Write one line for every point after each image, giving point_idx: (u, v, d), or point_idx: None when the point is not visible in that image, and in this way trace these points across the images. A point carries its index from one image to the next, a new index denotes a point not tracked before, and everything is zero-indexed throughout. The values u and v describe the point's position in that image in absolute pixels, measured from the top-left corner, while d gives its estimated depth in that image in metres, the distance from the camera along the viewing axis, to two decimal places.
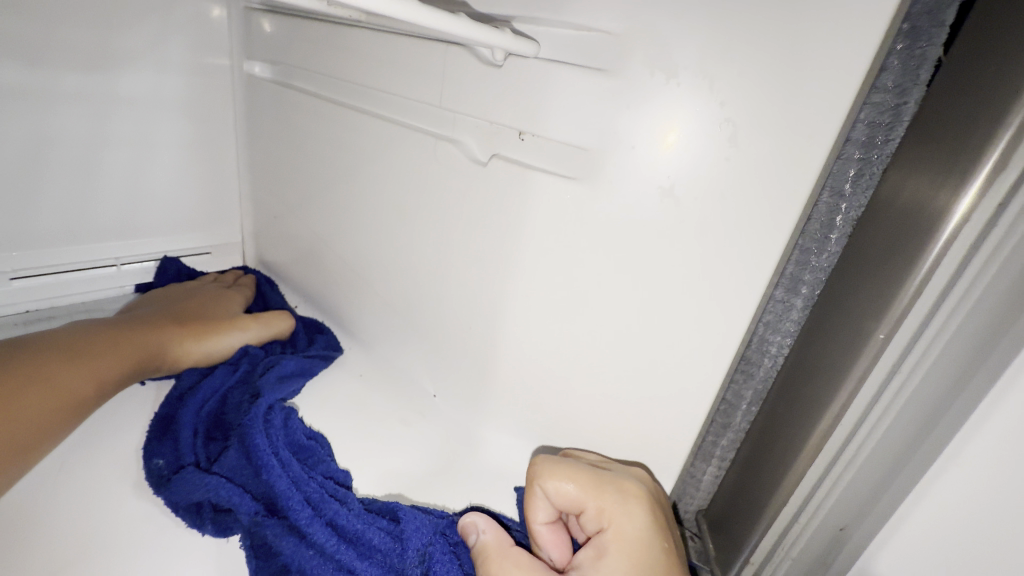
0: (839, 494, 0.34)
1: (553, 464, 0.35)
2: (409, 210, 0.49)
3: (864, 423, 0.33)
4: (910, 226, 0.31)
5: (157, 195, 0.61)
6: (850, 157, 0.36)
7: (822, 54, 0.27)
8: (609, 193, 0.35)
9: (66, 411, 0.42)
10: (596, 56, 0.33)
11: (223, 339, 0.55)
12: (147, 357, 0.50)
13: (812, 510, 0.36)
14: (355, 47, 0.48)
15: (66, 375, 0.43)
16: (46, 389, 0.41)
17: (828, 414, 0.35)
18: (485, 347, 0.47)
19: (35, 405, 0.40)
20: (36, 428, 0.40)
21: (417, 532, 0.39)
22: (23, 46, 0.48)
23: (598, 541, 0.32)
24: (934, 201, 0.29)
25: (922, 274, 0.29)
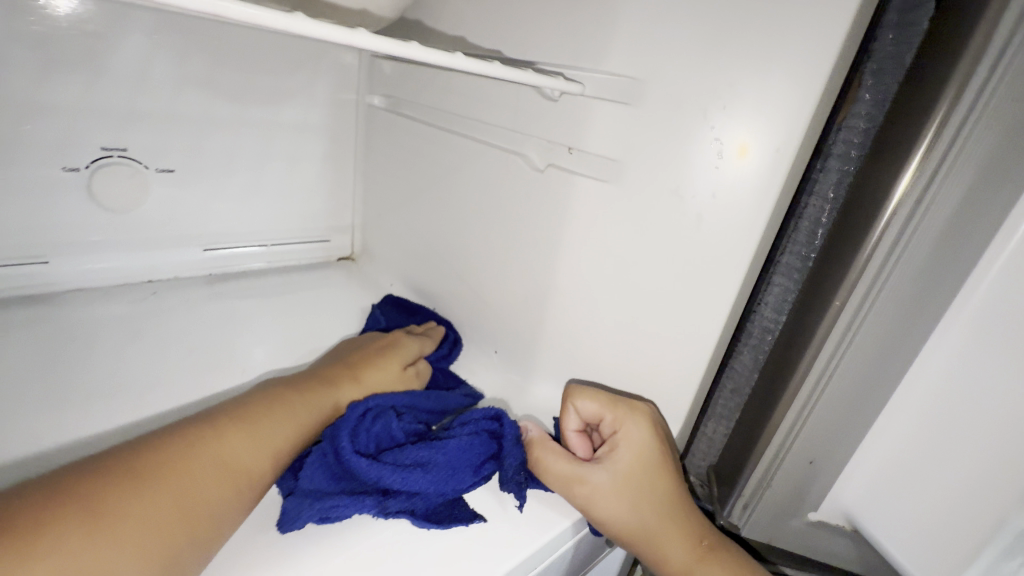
0: (807, 428, 0.44)
1: (581, 391, 0.47)
2: (484, 207, 0.63)
3: (825, 370, 0.42)
4: (859, 218, 0.40)
5: (298, 195, 0.81)
6: (831, 169, 0.46)
7: (783, 92, 0.38)
8: (633, 191, 0.48)
9: (244, 479, 0.40)
10: (625, 93, 0.46)
11: (375, 381, 0.56)
12: (321, 409, 0.50)
13: (787, 446, 0.45)
14: (451, 85, 0.65)
15: (241, 444, 0.41)
16: (189, 483, 0.37)
17: (801, 367, 0.44)
18: (536, 314, 0.60)
19: (179, 496, 0.36)
20: (226, 489, 0.38)
21: (511, 427, 0.48)
22: (231, 88, 0.68)
23: (612, 442, 0.45)
24: (875, 197, 0.39)
25: (865, 252, 0.39)
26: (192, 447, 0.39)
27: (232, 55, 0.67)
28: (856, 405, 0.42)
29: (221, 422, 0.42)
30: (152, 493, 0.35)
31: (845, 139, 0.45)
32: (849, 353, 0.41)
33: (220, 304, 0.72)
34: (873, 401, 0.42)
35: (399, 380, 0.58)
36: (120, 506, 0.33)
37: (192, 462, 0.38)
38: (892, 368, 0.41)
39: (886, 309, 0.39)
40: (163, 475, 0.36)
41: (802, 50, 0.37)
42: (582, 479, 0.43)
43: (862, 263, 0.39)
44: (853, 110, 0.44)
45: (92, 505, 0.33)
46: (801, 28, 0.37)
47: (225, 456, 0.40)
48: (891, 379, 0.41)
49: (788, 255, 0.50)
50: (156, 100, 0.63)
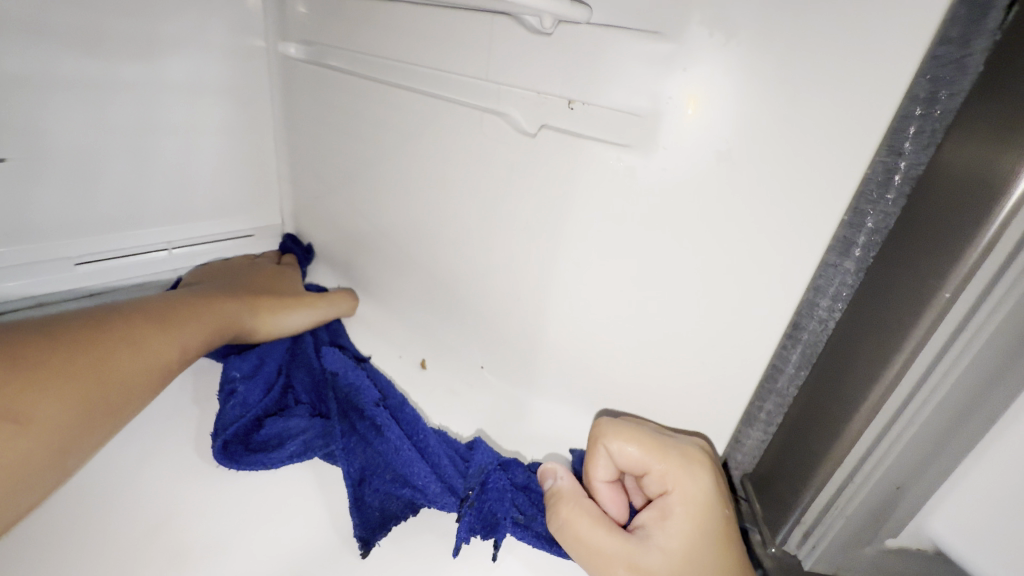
0: (894, 454, 0.35)
1: (623, 428, 0.35)
2: (453, 185, 0.49)
3: (928, 378, 0.33)
4: (982, 179, 0.30)
5: (202, 180, 0.63)
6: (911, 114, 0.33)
7: (898, 4, 0.26)
8: (664, 157, 0.35)
9: (151, 378, 0.47)
10: (652, 17, 0.33)
11: (286, 321, 0.60)
12: (225, 329, 0.55)
13: (865, 475, 0.37)
14: (391, 24, 0.48)
15: (121, 359, 0.45)
16: (103, 366, 0.44)
17: (889, 381, 0.34)
18: (532, 317, 0.48)
19: (127, 365, 0.45)
20: (91, 411, 0.42)
21: (484, 454, 0.46)
22: (78, 40, 0.50)
23: (661, 505, 0.33)
24: (1010, 150, 0.28)
25: (997, 227, 0.29)
26: (46, 370, 0.40)
27: None
28: (959, 423, 0.34)
29: (60, 340, 0.43)
30: (107, 365, 0.44)
31: (931, 72, 0.32)
32: (962, 363, 0.32)
33: None
34: (981, 416, 0.33)
35: (297, 319, 0.61)
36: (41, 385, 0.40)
37: (50, 371, 0.41)
38: (1012, 377, 0.32)
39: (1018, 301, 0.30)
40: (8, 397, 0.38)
41: None
42: (628, 562, 0.32)
43: (986, 248, 0.29)
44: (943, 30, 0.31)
45: (57, 392, 0.40)
46: None
47: (86, 374, 0.42)
48: (1006, 389, 0.32)
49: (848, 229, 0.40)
50: None
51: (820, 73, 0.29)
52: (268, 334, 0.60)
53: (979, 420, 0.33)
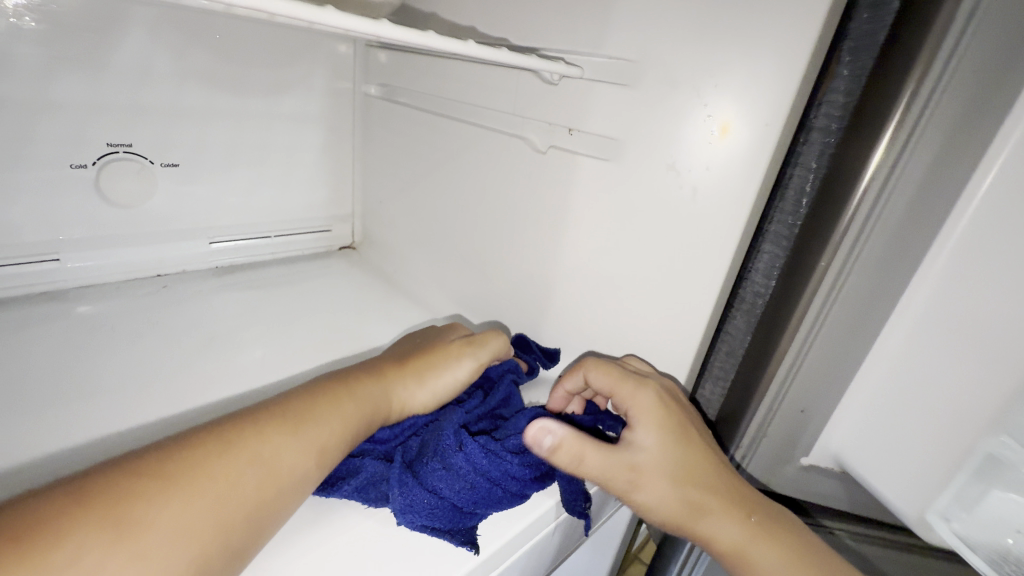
0: (797, 380, 0.48)
1: (603, 364, 0.52)
2: (487, 190, 0.66)
3: (813, 326, 0.46)
4: (841, 183, 0.44)
5: (299, 186, 0.82)
6: (813, 142, 0.49)
7: (772, 72, 0.42)
8: (631, 167, 0.51)
9: (291, 484, 0.39)
10: (623, 75, 0.49)
11: (445, 383, 0.54)
12: (372, 413, 0.48)
13: (779, 399, 0.50)
14: (448, 72, 0.66)
15: (288, 445, 0.41)
16: (258, 465, 0.38)
17: (789, 329, 0.48)
18: (542, 289, 0.64)
19: (283, 459, 0.40)
20: (257, 508, 0.37)
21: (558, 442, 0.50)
22: (233, 83, 0.69)
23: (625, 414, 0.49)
24: (853, 166, 0.43)
25: (848, 216, 0.43)
26: (226, 449, 0.38)
27: (231, 47, 0.67)
28: (840, 356, 0.47)
29: (272, 420, 0.42)
30: (239, 471, 0.37)
31: (826, 112, 0.48)
32: (833, 309, 0.45)
33: (230, 294, 0.74)
34: (855, 349, 0.46)
35: (461, 374, 0.55)
36: (195, 485, 0.35)
37: (252, 450, 0.39)
38: (872, 322, 0.45)
39: (868, 269, 0.43)
40: (212, 473, 0.36)
41: (788, 32, 0.40)
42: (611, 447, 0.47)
43: (843, 226, 0.43)
44: (834, 86, 0.47)
45: (235, 475, 0.37)
46: (786, 8, 0.40)
47: (266, 461, 0.39)
48: (868, 331, 0.45)
49: (778, 224, 0.53)
50: (157, 94, 0.64)
51: (728, 114, 0.44)
52: (413, 408, 0.52)
53: (854, 353, 0.46)
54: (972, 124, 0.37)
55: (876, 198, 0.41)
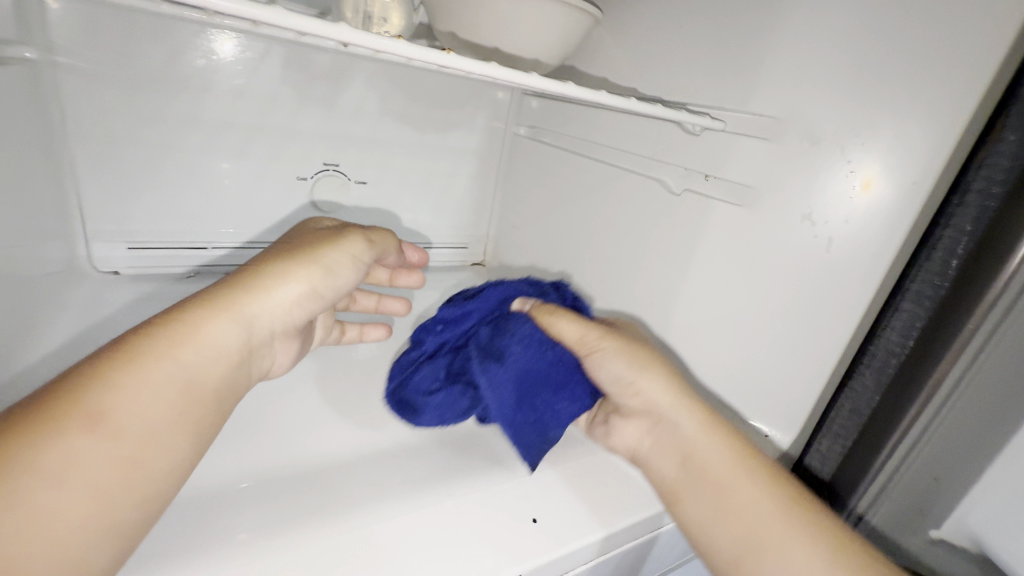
0: (923, 452, 0.47)
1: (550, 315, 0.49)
2: (617, 223, 0.72)
3: (954, 395, 0.44)
4: (991, 250, 0.40)
5: (449, 206, 0.96)
6: (973, 196, 0.42)
7: (927, 136, 0.43)
8: (764, 213, 0.54)
9: (185, 420, 0.35)
10: (766, 130, 0.53)
11: (340, 267, 0.46)
12: (251, 312, 0.41)
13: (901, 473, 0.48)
14: (593, 120, 0.75)
15: (159, 382, 0.34)
16: (118, 424, 0.32)
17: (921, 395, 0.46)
18: (659, 319, 0.67)
19: (152, 403, 0.34)
20: (124, 474, 0.31)
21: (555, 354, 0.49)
22: (416, 121, 0.85)
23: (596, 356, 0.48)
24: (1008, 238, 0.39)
25: (996, 288, 0.40)
26: (68, 417, 0.30)
27: (420, 93, 0.83)
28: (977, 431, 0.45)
29: (109, 364, 0.33)
30: (99, 433, 0.31)
31: (991, 166, 0.41)
32: (971, 385, 0.44)
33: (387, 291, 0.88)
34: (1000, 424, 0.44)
35: (340, 260, 0.46)
36: (35, 480, 0.28)
37: (91, 406, 0.31)
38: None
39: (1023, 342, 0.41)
40: (42, 453, 0.29)
41: (947, 99, 0.42)
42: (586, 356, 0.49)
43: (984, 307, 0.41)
44: (1005, 137, 0.40)
45: (85, 446, 0.30)
46: (943, 80, 0.42)
47: (122, 425, 0.32)
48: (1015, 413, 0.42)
49: (920, 281, 0.47)
50: (362, 128, 0.81)
51: (871, 170, 0.47)
52: (276, 312, 0.42)
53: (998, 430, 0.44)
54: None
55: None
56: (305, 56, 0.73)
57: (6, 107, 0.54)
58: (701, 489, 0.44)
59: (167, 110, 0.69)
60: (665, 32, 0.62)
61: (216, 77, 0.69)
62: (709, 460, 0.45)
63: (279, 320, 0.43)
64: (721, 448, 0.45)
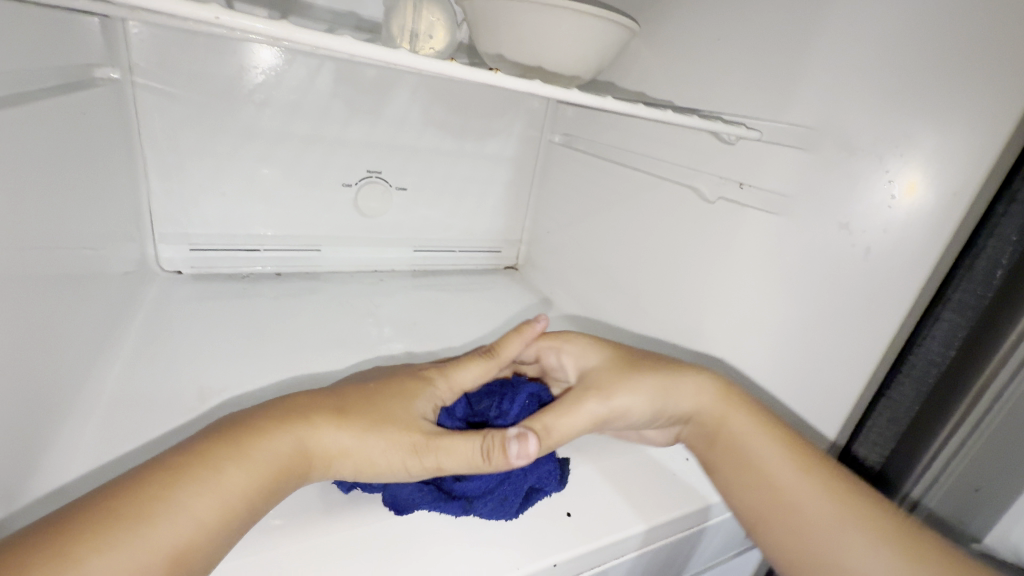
0: (964, 460, 0.47)
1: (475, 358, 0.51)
2: (649, 229, 0.73)
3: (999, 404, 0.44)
4: None
5: (484, 211, 0.99)
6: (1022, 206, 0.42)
7: (967, 147, 0.44)
8: (797, 222, 0.55)
9: (221, 543, 0.34)
10: (801, 140, 0.54)
11: (387, 459, 0.40)
12: (313, 454, 0.39)
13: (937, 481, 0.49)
14: (628, 128, 0.77)
15: (203, 500, 0.33)
16: (161, 537, 0.31)
17: (966, 404, 0.46)
18: (690, 325, 0.68)
19: (200, 516, 0.33)
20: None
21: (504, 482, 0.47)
22: (455, 129, 0.89)
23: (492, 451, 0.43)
24: None
25: None
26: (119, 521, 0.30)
27: (459, 103, 0.87)
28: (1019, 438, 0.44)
29: (174, 475, 0.34)
30: (138, 541, 0.30)
31: None
32: (1009, 396, 0.44)
33: (423, 292, 0.91)
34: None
35: (395, 460, 0.40)
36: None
37: (154, 515, 0.31)
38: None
39: None
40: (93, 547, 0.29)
41: (986, 113, 0.42)
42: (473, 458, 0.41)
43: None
44: None
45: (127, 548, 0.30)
46: (983, 93, 0.42)
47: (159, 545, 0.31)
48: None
49: (961, 291, 0.46)
50: (405, 137, 0.85)
51: (907, 180, 0.47)
52: (354, 457, 0.40)
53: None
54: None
55: None
56: (354, 71, 0.77)
57: (97, 124, 0.60)
58: (760, 482, 0.47)
59: (230, 122, 0.74)
60: (700, 44, 0.63)
61: (274, 92, 0.75)
62: (740, 429, 0.49)
63: (358, 467, 0.40)
64: (770, 441, 0.47)
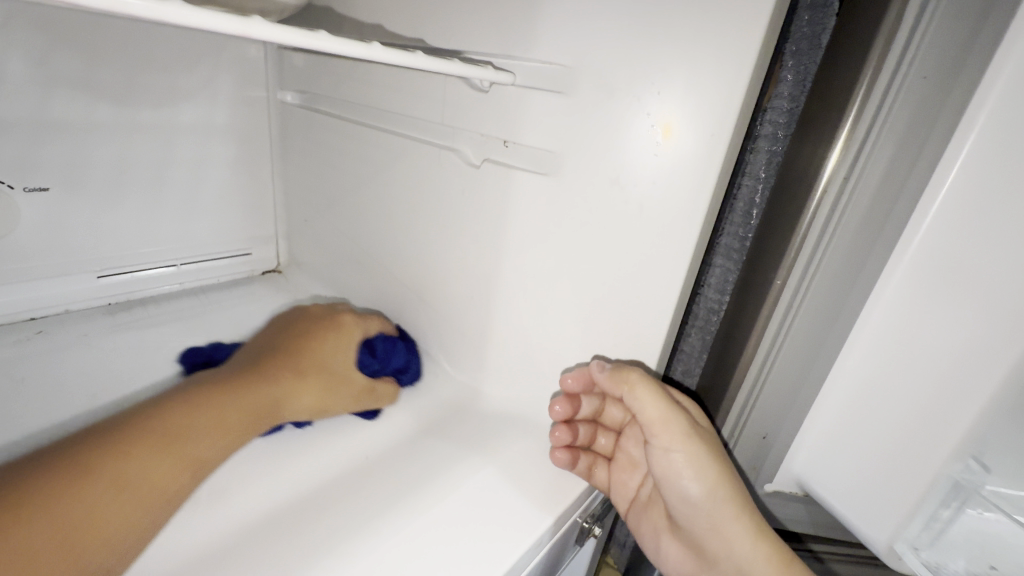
0: (763, 395, 0.46)
1: None
2: (416, 204, 0.59)
3: (780, 333, 0.43)
4: (799, 180, 0.42)
5: (205, 205, 0.73)
6: (774, 139, 0.45)
7: (726, 79, 0.37)
8: (570, 181, 0.46)
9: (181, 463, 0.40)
10: (557, 81, 0.44)
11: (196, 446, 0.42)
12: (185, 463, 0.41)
13: (744, 416, 0.48)
14: (369, 78, 0.60)
15: (208, 444, 0.43)
16: (184, 457, 0.41)
17: (753, 340, 0.46)
18: (481, 313, 0.57)
19: (208, 447, 0.43)
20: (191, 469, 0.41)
21: None
22: (112, 91, 0.60)
23: None
24: (813, 163, 0.40)
25: (811, 208, 0.40)
26: (163, 449, 0.40)
27: (109, 51, 0.58)
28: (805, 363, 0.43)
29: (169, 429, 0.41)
30: (147, 459, 0.39)
31: (772, 119, 0.45)
32: (795, 325, 0.43)
33: (123, 336, 0.63)
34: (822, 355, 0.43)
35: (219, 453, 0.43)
36: (180, 437, 0.41)
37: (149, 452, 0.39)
38: (843, 318, 0.41)
39: (828, 273, 0.40)
40: (181, 444, 0.41)
41: (728, 40, 0.37)
42: None
43: (801, 234, 0.41)
44: (778, 90, 0.45)
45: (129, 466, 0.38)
46: (727, 19, 0.37)
47: (204, 462, 0.42)
48: (836, 336, 0.42)
49: (727, 237, 0.50)
50: (13, 107, 0.53)
51: (670, 121, 0.40)
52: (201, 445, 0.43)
53: (822, 360, 0.42)
54: (935, 110, 0.34)
55: (839, 187, 0.38)
56: None
57: None
58: None
59: None
60: None
61: None
62: (735, 543, 0.42)
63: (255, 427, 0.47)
64: (746, 528, 0.42)
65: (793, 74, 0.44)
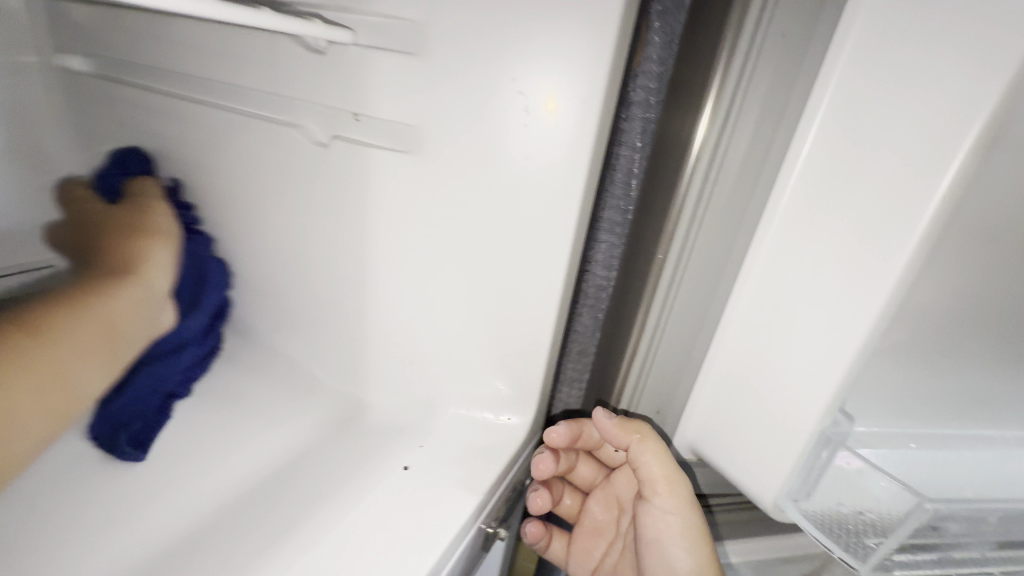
0: (656, 366, 0.46)
1: None
2: (261, 194, 0.50)
3: (667, 306, 0.43)
4: (672, 147, 0.40)
5: None
6: (648, 106, 0.42)
7: (591, 40, 0.34)
8: (436, 161, 0.40)
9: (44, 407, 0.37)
10: (405, 39, 0.37)
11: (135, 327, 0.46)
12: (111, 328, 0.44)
13: (641, 390, 0.48)
14: (177, 36, 0.47)
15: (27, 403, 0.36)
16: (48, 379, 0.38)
17: (640, 316, 0.45)
18: (356, 315, 0.50)
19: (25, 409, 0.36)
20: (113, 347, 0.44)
21: None
22: None
23: None
24: (684, 131, 0.39)
25: (686, 181, 0.38)
26: None
27: None
28: (695, 327, 0.44)
29: None
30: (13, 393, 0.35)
31: (643, 84, 0.42)
32: (679, 297, 0.42)
33: None
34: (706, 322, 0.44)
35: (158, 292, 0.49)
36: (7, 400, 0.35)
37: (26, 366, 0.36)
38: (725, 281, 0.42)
39: (706, 243, 0.40)
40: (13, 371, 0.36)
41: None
42: None
43: (679, 205, 0.39)
44: (647, 52, 0.41)
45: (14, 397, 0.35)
46: None
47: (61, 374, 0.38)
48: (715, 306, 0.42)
49: (610, 211, 0.47)
50: None
51: (536, 89, 0.36)
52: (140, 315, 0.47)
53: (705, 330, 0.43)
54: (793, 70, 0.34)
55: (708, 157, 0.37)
56: None
57: None
58: None
59: None
60: None
61: None
62: None
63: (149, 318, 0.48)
64: None
65: (660, 32, 0.40)
